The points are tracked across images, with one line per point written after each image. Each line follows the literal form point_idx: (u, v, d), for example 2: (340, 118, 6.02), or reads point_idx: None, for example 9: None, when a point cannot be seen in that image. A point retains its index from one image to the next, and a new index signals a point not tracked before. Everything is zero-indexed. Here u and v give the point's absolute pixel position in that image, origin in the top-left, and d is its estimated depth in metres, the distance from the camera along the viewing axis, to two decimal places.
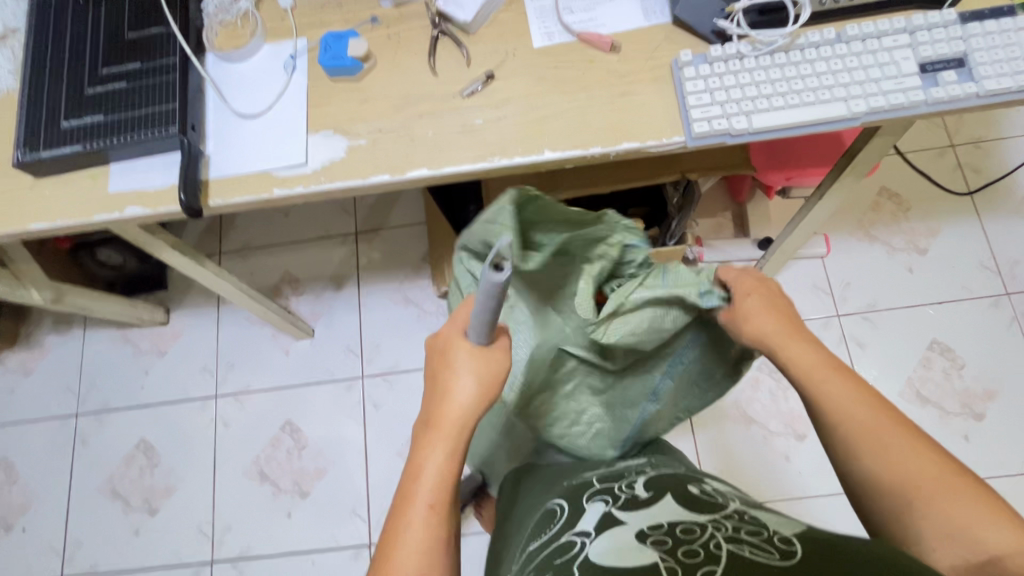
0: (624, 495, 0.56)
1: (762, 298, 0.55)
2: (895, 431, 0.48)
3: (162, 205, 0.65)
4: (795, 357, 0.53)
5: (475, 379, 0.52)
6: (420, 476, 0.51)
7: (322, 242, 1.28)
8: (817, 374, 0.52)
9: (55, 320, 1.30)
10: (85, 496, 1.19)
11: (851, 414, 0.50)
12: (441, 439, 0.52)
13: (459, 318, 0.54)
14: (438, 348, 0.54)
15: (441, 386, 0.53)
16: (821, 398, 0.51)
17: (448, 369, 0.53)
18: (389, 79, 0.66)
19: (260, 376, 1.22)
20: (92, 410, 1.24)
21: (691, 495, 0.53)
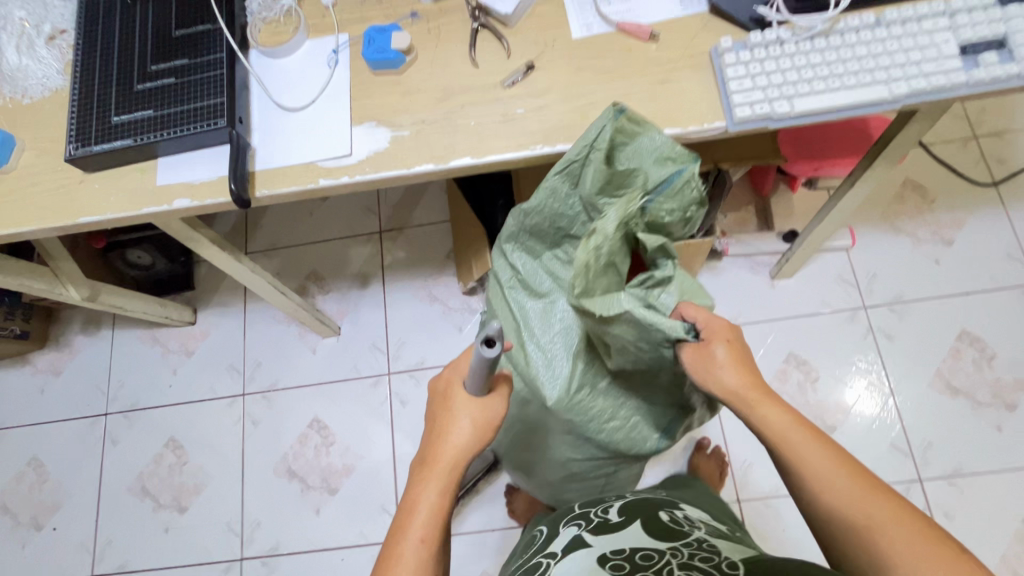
0: (597, 518, 0.63)
1: (727, 349, 0.57)
2: (872, 494, 0.47)
3: (210, 197, 0.66)
4: (766, 414, 0.54)
5: (472, 422, 0.56)
6: (415, 513, 0.52)
7: (348, 242, 1.29)
8: (791, 436, 0.52)
9: (85, 320, 1.32)
10: (115, 494, 1.20)
11: (822, 474, 0.49)
12: (436, 478, 0.54)
13: (460, 366, 0.59)
14: (440, 391, 0.58)
15: (439, 427, 0.56)
16: (794, 458, 0.52)
17: (447, 412, 0.57)
18: (430, 71, 0.67)
19: (287, 375, 1.23)
20: (122, 409, 1.26)
21: (660, 523, 0.60)
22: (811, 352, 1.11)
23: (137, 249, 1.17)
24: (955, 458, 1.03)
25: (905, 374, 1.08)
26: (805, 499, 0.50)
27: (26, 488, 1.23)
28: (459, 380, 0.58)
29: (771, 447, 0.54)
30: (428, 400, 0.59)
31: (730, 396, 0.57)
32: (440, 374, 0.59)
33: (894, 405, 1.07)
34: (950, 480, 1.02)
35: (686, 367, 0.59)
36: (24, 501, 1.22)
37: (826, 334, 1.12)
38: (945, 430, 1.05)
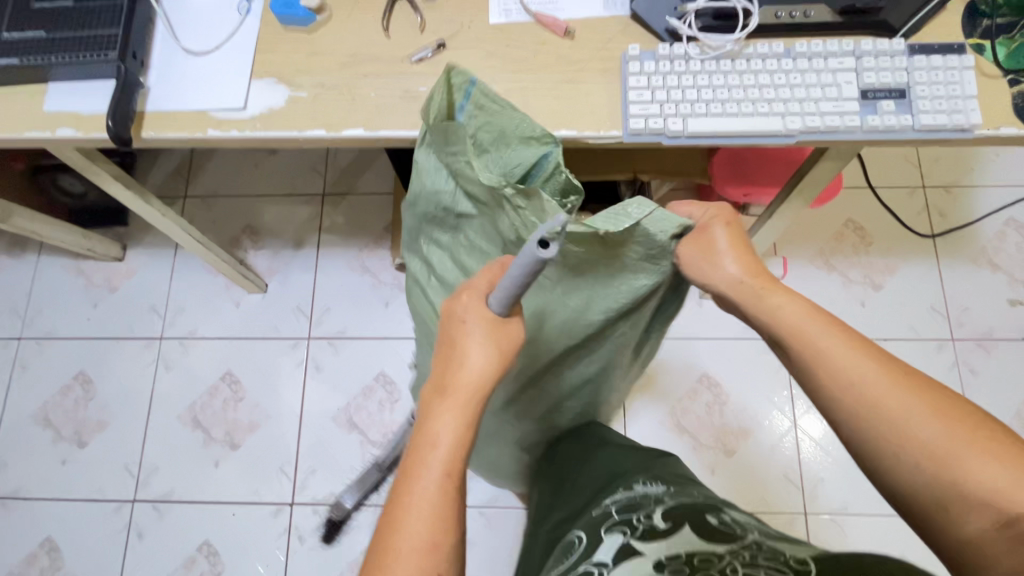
0: (641, 523, 0.51)
1: (729, 232, 0.51)
2: (903, 384, 0.42)
3: (92, 130, 0.63)
4: (779, 308, 0.48)
5: (493, 347, 0.48)
6: (434, 446, 0.45)
7: (290, 200, 1.27)
8: (807, 322, 0.47)
9: (11, 241, 1.29)
10: (17, 419, 1.19)
11: (847, 367, 0.44)
12: (455, 408, 0.47)
13: (478, 284, 0.50)
14: (454, 313, 0.49)
15: (456, 354, 0.49)
16: (814, 358, 0.46)
17: (465, 338, 0.48)
18: (340, 35, 0.65)
19: (207, 325, 1.22)
20: (36, 336, 1.24)
21: (709, 524, 0.49)
22: (725, 375, 1.12)
23: (66, 176, 1.15)
24: (843, 496, 1.05)
25: (812, 408, 1.10)
26: (831, 400, 0.44)
27: None
28: (482, 299, 0.49)
29: (789, 346, 0.47)
30: (443, 322, 0.50)
31: (733, 289, 0.50)
32: (457, 292, 0.50)
33: (794, 437, 1.08)
34: (834, 517, 1.04)
35: (683, 265, 0.51)
36: None
37: (743, 359, 1.13)
38: (839, 468, 1.07)
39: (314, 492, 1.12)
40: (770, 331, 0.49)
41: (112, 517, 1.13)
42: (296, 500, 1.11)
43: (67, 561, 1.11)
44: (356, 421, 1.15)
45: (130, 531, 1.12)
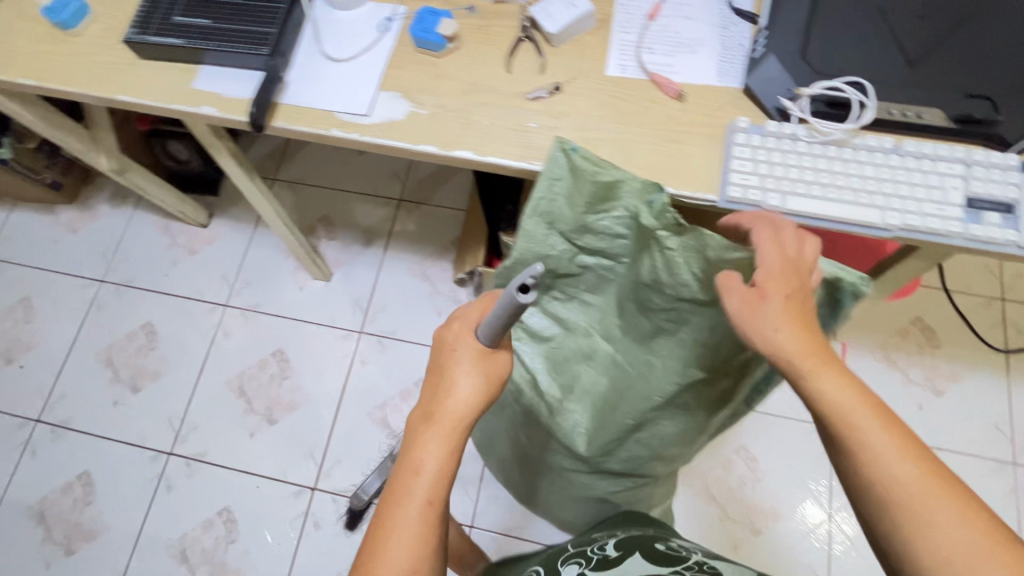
0: (595, 556, 0.70)
1: (788, 302, 0.49)
2: (936, 486, 0.44)
3: (232, 112, 0.70)
4: (828, 390, 0.48)
5: (478, 376, 0.53)
6: (418, 474, 0.50)
7: (369, 200, 1.34)
8: (852, 412, 0.47)
9: (114, 192, 1.40)
10: (83, 355, 1.28)
11: (888, 463, 0.45)
12: (438, 437, 0.51)
13: (468, 316, 0.54)
14: (446, 342, 0.54)
15: (443, 382, 0.53)
16: (860, 448, 0.46)
17: (452, 368, 0.53)
18: (465, 63, 0.70)
19: (270, 301, 1.28)
20: (116, 282, 1.33)
21: (655, 552, 0.69)
22: (763, 452, 1.09)
23: (172, 142, 1.25)
24: None
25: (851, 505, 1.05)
26: (864, 488, 0.46)
27: (11, 323, 1.32)
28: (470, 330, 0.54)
29: (832, 431, 0.48)
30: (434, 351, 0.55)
31: (783, 362, 0.49)
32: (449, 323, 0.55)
33: (827, 529, 1.04)
34: None
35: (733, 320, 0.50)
36: (4, 335, 1.31)
37: (785, 439, 1.10)
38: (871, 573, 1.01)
39: (336, 482, 1.14)
40: (815, 413, 0.49)
41: (147, 465, 1.18)
42: (318, 486, 1.14)
43: (99, 497, 1.17)
44: (389, 421, 1.17)
45: (160, 482, 1.17)
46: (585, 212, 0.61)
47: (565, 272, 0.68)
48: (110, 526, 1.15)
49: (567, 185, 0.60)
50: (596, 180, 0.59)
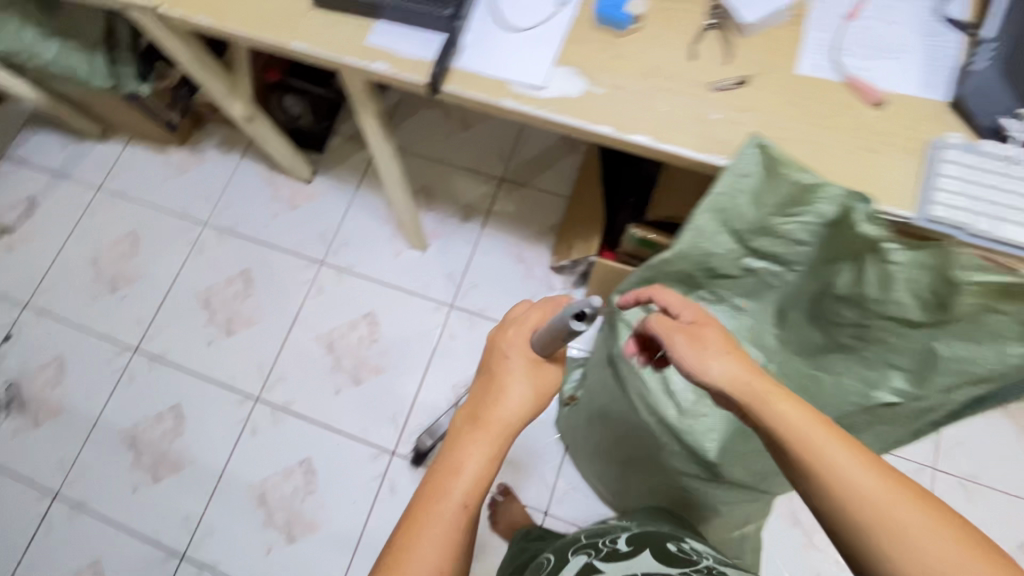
0: (606, 547, 0.68)
1: (722, 333, 0.53)
2: (902, 495, 0.41)
3: (405, 71, 0.69)
4: (777, 411, 0.47)
5: (530, 387, 0.55)
6: (458, 475, 0.50)
7: (471, 176, 1.34)
8: (816, 432, 0.45)
9: (223, 139, 1.43)
10: (183, 293, 1.32)
11: (848, 477, 0.42)
12: (485, 441, 0.52)
13: (525, 325, 0.57)
14: (501, 349, 0.57)
15: (494, 390, 0.55)
16: (824, 469, 0.43)
17: (505, 375, 0.55)
18: (646, 45, 0.67)
19: (364, 264, 1.30)
20: (219, 226, 1.37)
21: (667, 550, 0.65)
22: None
23: (288, 95, 1.29)
24: None
25: None
26: (836, 516, 0.42)
27: (118, 253, 1.37)
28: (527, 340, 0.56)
29: (795, 458, 0.45)
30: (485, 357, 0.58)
31: (735, 393, 0.49)
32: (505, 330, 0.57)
33: None
34: None
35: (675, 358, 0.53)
36: (111, 263, 1.36)
37: None
38: None
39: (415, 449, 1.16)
40: (772, 440, 0.47)
41: (235, 407, 1.21)
42: (397, 451, 1.16)
43: (188, 431, 1.21)
44: None
45: (246, 425, 1.20)
46: (775, 213, 0.59)
47: (725, 271, 0.66)
48: (196, 459, 1.19)
49: (759, 181, 0.58)
50: (794, 182, 0.56)
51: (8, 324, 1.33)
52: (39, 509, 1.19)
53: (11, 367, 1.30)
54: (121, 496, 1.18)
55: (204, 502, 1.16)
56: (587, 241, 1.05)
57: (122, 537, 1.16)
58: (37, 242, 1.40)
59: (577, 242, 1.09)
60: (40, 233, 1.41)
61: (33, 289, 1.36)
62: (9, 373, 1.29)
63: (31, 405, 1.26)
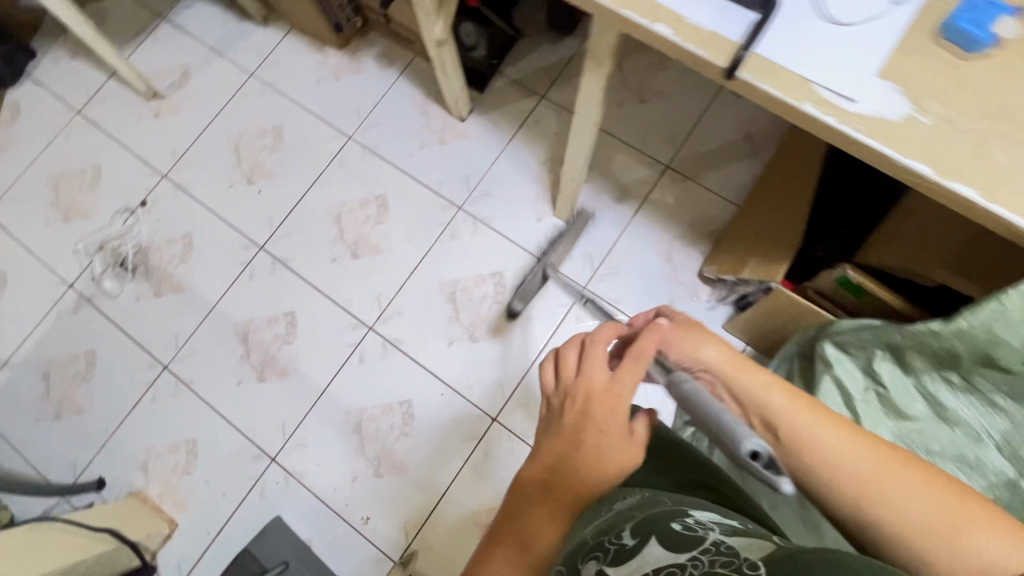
0: (613, 541, 0.49)
1: (716, 346, 0.56)
2: (887, 465, 0.50)
3: (693, 44, 0.60)
4: (772, 404, 0.53)
5: (616, 462, 0.52)
6: (524, 549, 0.48)
7: (633, 156, 1.23)
8: (795, 414, 0.52)
9: (383, 52, 1.36)
10: (315, 202, 1.28)
11: (831, 452, 0.51)
12: (552, 514, 0.50)
13: (615, 396, 0.53)
14: (582, 409, 0.54)
15: (571, 456, 0.52)
16: (802, 438, 0.52)
17: (586, 439, 0.52)
18: (996, 78, 0.56)
19: (503, 221, 1.23)
20: (363, 142, 1.31)
21: (673, 529, 0.47)
22: None
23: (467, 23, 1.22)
24: None
25: None
26: (824, 478, 0.51)
27: (260, 145, 1.33)
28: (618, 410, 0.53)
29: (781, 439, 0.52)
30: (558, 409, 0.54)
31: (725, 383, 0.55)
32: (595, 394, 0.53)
33: None
34: None
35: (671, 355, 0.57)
36: (251, 154, 1.33)
37: None
38: None
39: (517, 424, 1.12)
40: (756, 420, 0.54)
41: (347, 331, 1.20)
42: (498, 420, 1.13)
43: (298, 341, 1.21)
44: None
45: (355, 352, 1.19)
46: None
47: (1005, 364, 0.59)
48: (302, 371, 1.19)
49: None
50: None
51: (146, 189, 1.34)
52: (146, 377, 1.22)
53: (141, 233, 1.31)
54: (224, 387, 1.20)
55: (301, 415, 1.17)
56: (767, 264, 0.95)
57: (218, 426, 1.18)
58: (186, 114, 1.39)
59: (751, 260, 0.99)
60: (188, 106, 1.39)
61: (174, 161, 1.35)
62: (139, 238, 1.30)
63: (155, 275, 1.28)
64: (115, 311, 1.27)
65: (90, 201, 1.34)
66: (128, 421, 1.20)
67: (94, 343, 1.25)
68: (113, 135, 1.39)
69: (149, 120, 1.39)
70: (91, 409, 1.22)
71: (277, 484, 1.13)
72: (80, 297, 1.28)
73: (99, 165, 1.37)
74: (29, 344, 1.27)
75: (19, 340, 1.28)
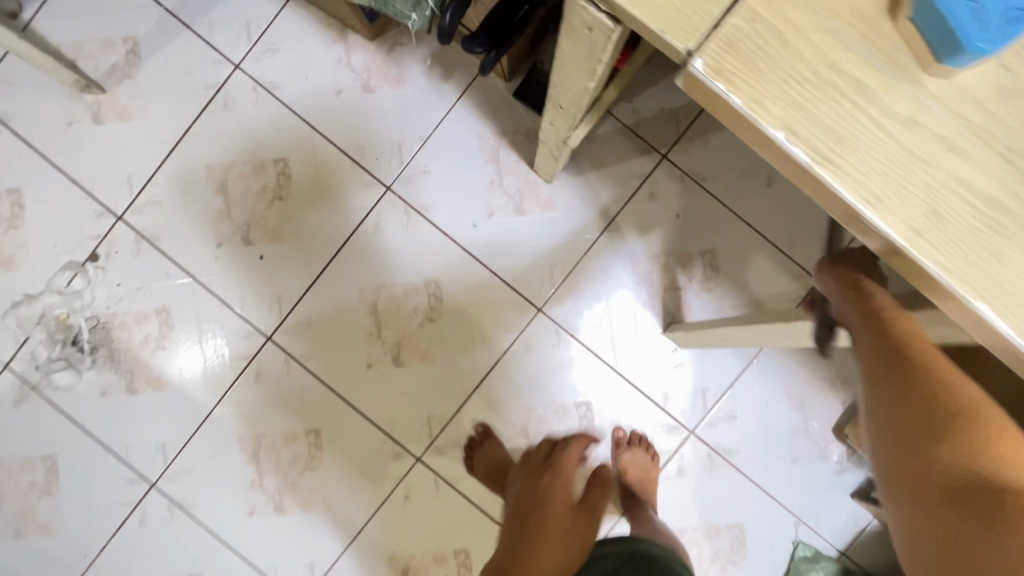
0: None
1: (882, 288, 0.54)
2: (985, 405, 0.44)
3: None
4: (905, 327, 0.49)
5: (574, 530, 0.78)
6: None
7: (776, 261, 0.92)
8: (926, 342, 0.48)
9: (436, 55, 0.93)
10: (342, 282, 0.95)
11: (933, 393, 0.45)
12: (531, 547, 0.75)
13: (538, 477, 0.85)
14: (526, 493, 0.83)
15: (536, 520, 0.78)
16: (923, 355, 0.47)
17: (546, 509, 0.80)
18: None
19: (596, 334, 0.94)
20: (407, 199, 0.94)
21: None
22: None
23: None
24: None
25: None
26: (912, 394, 0.46)
27: (258, 186, 0.95)
28: (560, 486, 0.83)
29: (896, 348, 0.48)
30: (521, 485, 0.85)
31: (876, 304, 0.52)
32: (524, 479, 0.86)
33: None
34: None
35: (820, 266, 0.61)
36: (246, 199, 0.95)
37: None
38: None
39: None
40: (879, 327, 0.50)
41: (390, 460, 0.96)
42: None
43: (325, 466, 0.96)
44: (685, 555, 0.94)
45: (399, 486, 0.96)
46: None
47: None
48: (332, 504, 0.96)
49: None
50: None
51: (96, 236, 0.96)
52: (129, 495, 0.97)
53: (97, 301, 0.96)
54: (234, 515, 0.97)
55: (332, 556, 0.97)
56: None
57: (230, 562, 0.97)
58: (141, 120, 0.95)
59: None
60: (144, 107, 0.95)
61: (133, 196, 0.96)
62: (95, 308, 0.96)
63: (125, 363, 0.96)
64: (73, 407, 0.96)
65: (13, 244, 0.95)
66: (111, 546, 0.97)
67: (53, 447, 0.97)
68: (32, 143, 0.95)
69: (85, 124, 0.96)
70: (59, 530, 0.97)
71: None
72: (20, 384, 0.96)
73: (18, 189, 0.95)
74: None
75: None
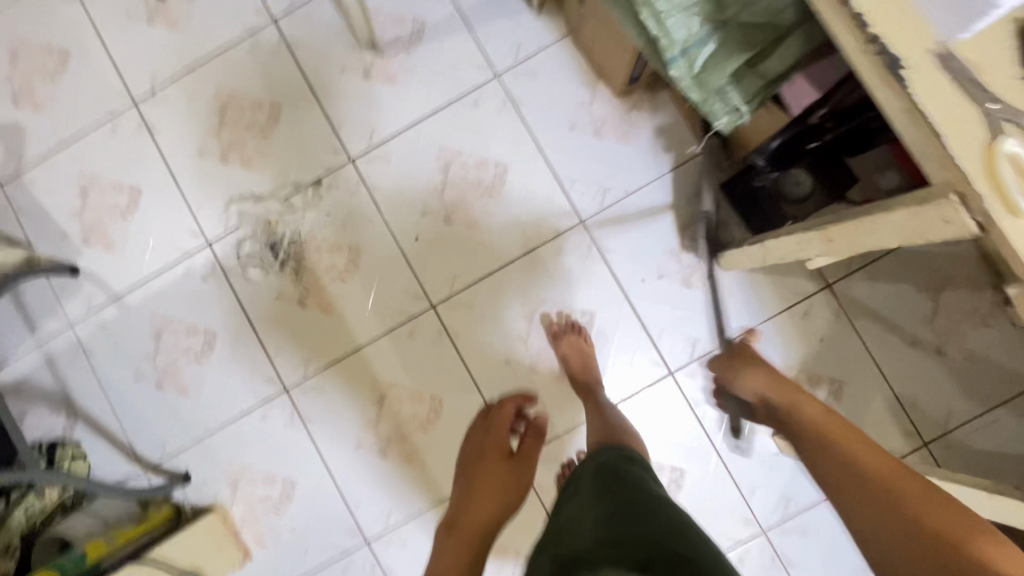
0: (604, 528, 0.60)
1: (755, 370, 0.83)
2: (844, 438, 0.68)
3: None
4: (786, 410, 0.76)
5: (500, 492, 0.85)
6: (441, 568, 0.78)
7: (893, 412, 1.01)
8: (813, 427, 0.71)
9: (665, 129, 1.06)
10: (512, 283, 1.06)
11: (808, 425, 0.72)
12: (458, 539, 0.80)
13: (475, 438, 0.93)
14: (462, 459, 0.92)
15: (466, 505, 0.84)
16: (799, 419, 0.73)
17: (473, 492, 0.85)
18: None
19: (712, 414, 1.03)
20: (594, 237, 1.06)
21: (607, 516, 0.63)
22: None
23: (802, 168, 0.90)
24: None
25: None
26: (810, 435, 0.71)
27: (474, 178, 1.08)
28: (495, 439, 0.92)
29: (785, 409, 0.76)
30: (466, 455, 0.91)
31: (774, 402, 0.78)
32: (475, 437, 0.94)
33: None
34: None
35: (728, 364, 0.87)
36: (460, 184, 1.08)
37: None
38: None
39: None
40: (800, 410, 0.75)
41: None
42: None
43: (435, 433, 1.06)
44: None
45: None
46: None
47: None
48: (428, 467, 1.06)
49: None
50: None
51: (324, 167, 1.09)
52: (263, 391, 1.09)
53: (304, 221, 1.09)
54: (342, 442, 1.07)
55: (411, 511, 1.06)
56: None
57: (322, 483, 1.07)
58: (401, 88, 1.10)
59: None
60: (408, 78, 1.10)
61: (368, 146, 1.09)
62: (299, 224, 1.09)
63: (305, 279, 1.09)
64: (249, 298, 1.09)
65: (259, 150, 1.10)
66: (231, 427, 1.09)
67: (217, 325, 1.09)
68: (306, 73, 1.10)
69: (355, 75, 1.10)
70: (194, 395, 1.09)
71: (363, 569, 1.06)
72: (215, 263, 1.10)
73: (279, 106, 1.11)
74: (146, 291, 1.11)
75: (137, 278, 1.11)
